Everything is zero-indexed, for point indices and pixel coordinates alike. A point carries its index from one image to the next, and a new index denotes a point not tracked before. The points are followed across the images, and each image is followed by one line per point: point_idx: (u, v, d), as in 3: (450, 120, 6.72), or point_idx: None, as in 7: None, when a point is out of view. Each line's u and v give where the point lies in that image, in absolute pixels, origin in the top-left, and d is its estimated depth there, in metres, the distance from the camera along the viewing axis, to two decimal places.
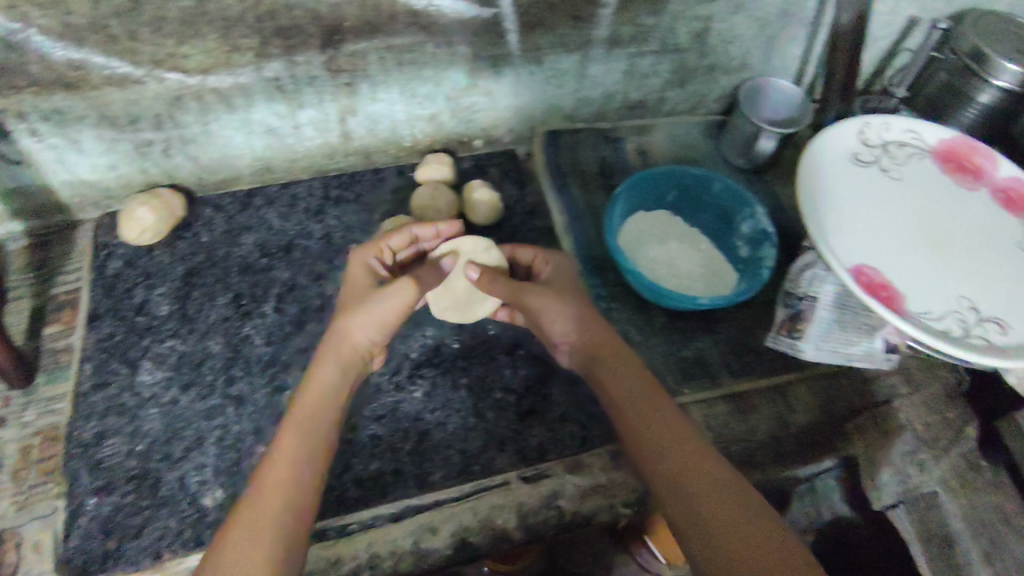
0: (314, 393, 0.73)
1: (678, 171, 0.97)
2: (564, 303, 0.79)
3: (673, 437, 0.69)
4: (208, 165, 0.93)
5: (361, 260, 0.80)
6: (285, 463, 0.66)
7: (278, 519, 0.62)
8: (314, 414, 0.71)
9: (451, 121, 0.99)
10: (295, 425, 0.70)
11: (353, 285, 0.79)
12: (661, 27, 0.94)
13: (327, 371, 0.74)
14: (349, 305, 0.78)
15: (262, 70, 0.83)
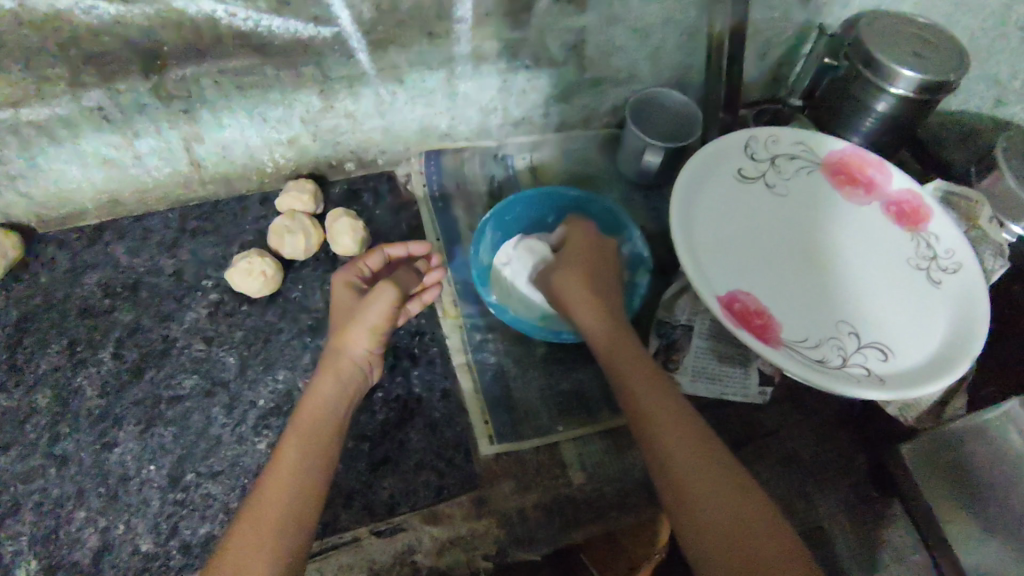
0: (312, 405, 0.67)
1: (554, 193, 0.92)
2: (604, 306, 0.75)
3: (680, 415, 0.65)
4: (46, 200, 0.87)
5: (342, 280, 0.77)
6: (282, 477, 0.60)
7: (277, 535, 0.56)
8: (315, 424, 0.65)
9: (314, 144, 0.93)
10: (293, 436, 0.64)
11: (337, 303, 0.76)
12: (529, 41, 0.89)
13: (325, 385, 0.69)
14: (337, 321, 0.74)
15: (81, 100, 0.76)
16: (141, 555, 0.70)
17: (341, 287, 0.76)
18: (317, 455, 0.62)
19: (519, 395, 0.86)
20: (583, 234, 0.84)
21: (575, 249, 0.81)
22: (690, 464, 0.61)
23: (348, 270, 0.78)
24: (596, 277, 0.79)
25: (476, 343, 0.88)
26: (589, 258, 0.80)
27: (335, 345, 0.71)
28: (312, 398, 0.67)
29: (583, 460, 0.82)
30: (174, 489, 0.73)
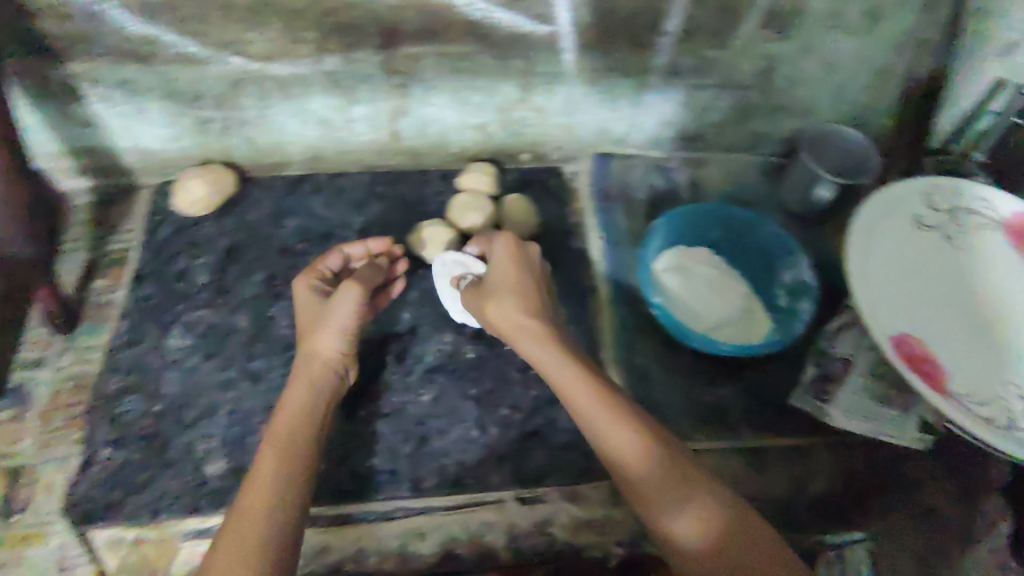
0: (290, 414, 0.68)
1: (726, 211, 0.95)
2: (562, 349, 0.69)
3: (670, 458, 0.62)
4: (263, 148, 0.97)
5: (304, 282, 0.80)
6: (266, 483, 0.60)
7: (268, 542, 0.56)
8: (292, 430, 0.66)
9: (501, 132, 0.99)
10: (271, 445, 0.64)
11: (304, 307, 0.79)
12: (724, 61, 0.92)
13: (298, 388, 0.71)
14: (309, 322, 0.77)
15: (320, 64, 0.85)
16: (314, 473, 0.77)
17: (308, 292, 0.79)
18: (290, 467, 0.62)
19: (660, 398, 0.89)
20: (520, 251, 0.77)
21: (499, 270, 0.76)
22: (681, 513, 0.59)
23: (315, 274, 0.82)
24: (534, 301, 0.74)
25: (626, 341, 0.92)
26: (529, 274, 0.76)
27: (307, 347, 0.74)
28: (289, 410, 0.68)
29: (723, 473, 0.85)
30: (346, 422, 0.81)
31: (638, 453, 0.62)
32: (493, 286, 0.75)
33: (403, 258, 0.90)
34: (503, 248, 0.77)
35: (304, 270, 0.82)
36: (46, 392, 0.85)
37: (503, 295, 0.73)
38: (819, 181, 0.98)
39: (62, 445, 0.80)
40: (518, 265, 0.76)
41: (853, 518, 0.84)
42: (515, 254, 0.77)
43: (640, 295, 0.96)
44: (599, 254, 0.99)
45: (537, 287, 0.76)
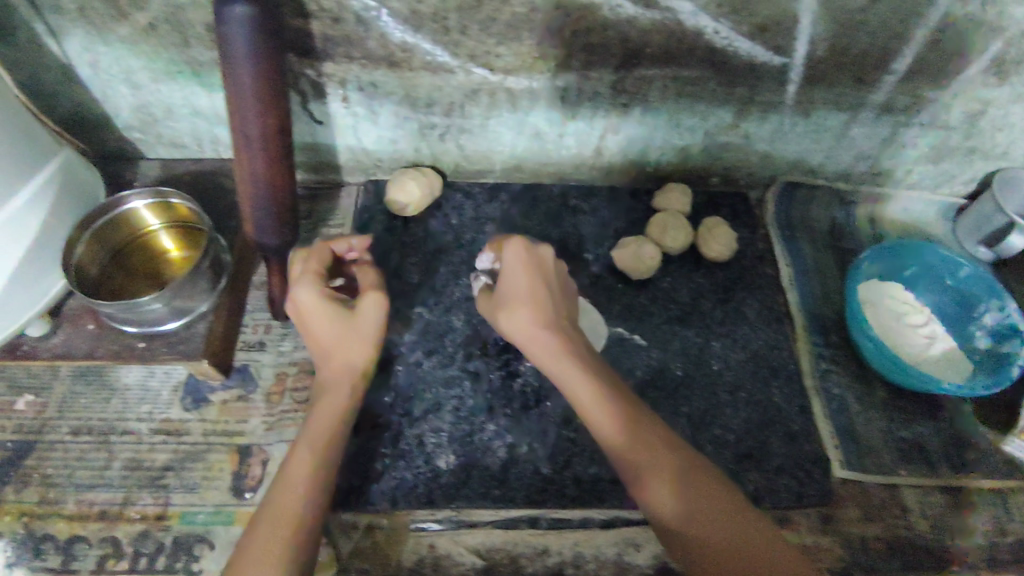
0: (324, 414, 0.71)
1: (927, 249, 0.97)
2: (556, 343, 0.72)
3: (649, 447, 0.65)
4: (472, 154, 1.01)
5: (310, 282, 0.74)
6: (297, 480, 0.65)
7: (290, 545, 0.60)
8: (322, 431, 0.69)
9: (700, 154, 1.01)
10: (303, 444, 0.68)
11: (312, 317, 0.74)
12: (937, 102, 0.93)
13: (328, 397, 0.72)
14: (327, 336, 0.74)
15: (556, 79, 0.88)
16: (541, 476, 0.79)
17: (319, 297, 0.74)
18: (318, 472, 0.66)
19: (863, 430, 0.88)
20: (526, 259, 0.76)
21: (516, 283, 0.75)
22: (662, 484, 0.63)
23: (315, 271, 0.76)
24: (538, 309, 0.74)
25: (822, 369, 0.92)
26: (542, 282, 0.76)
27: (335, 357, 0.74)
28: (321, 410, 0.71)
29: (924, 508, 0.84)
30: (566, 428, 0.82)
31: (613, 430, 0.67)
32: (504, 296, 0.76)
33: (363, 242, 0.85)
34: (512, 254, 0.76)
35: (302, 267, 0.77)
36: (269, 375, 0.88)
37: (519, 302, 0.74)
38: (993, 247, 1.05)
39: (290, 428, 0.84)
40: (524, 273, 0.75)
41: None
42: (527, 261, 0.76)
43: (833, 325, 0.96)
44: (790, 280, 0.99)
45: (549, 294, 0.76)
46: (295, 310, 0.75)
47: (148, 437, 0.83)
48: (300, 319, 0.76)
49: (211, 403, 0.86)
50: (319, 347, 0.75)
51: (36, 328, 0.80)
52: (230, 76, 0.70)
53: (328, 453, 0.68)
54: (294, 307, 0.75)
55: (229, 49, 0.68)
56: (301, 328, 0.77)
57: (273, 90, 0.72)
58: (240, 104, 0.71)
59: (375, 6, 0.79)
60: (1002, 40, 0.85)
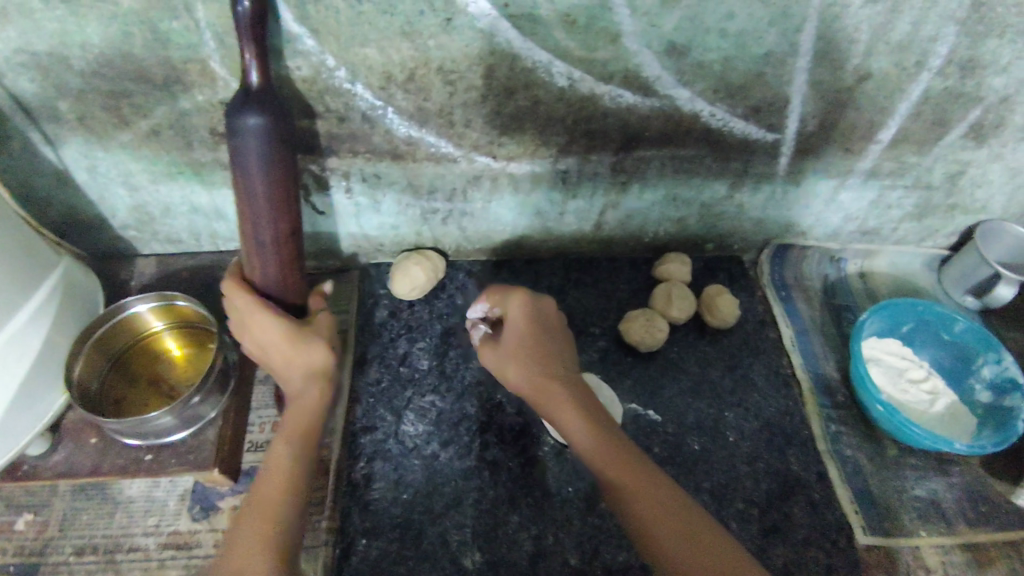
0: (298, 411, 0.71)
1: (922, 304, 0.99)
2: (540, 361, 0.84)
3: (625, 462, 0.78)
4: (473, 235, 1.01)
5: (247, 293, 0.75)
6: (282, 472, 0.66)
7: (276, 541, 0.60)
8: (300, 426, 0.70)
9: (696, 224, 1.04)
10: (282, 438, 0.69)
11: (257, 326, 0.74)
12: (920, 165, 0.97)
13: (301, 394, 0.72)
14: (276, 348, 0.73)
15: (557, 164, 0.90)
16: (570, 568, 0.78)
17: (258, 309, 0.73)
18: (298, 467, 0.67)
19: (879, 491, 0.89)
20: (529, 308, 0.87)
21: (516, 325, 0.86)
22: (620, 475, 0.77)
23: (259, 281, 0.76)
24: (525, 350, 0.85)
25: (833, 432, 0.93)
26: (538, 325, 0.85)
27: (290, 366, 0.73)
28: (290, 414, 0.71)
29: (947, 569, 0.85)
30: (590, 515, 0.82)
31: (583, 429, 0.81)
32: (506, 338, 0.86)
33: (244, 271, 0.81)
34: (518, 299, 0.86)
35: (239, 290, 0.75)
36: None
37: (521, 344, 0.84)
38: (979, 297, 1.08)
39: None
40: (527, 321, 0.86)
41: None
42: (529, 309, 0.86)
43: (837, 386, 0.98)
44: (792, 343, 1.01)
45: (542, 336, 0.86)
46: (242, 324, 0.76)
47: (158, 553, 0.81)
48: (247, 332, 0.76)
49: (221, 511, 0.84)
50: (273, 358, 0.74)
51: (37, 447, 0.78)
52: (244, 188, 0.69)
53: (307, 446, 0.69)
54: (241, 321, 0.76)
55: (241, 158, 0.66)
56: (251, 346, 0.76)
57: (286, 196, 0.71)
58: (255, 212, 0.71)
59: (381, 106, 0.80)
60: (979, 108, 0.89)
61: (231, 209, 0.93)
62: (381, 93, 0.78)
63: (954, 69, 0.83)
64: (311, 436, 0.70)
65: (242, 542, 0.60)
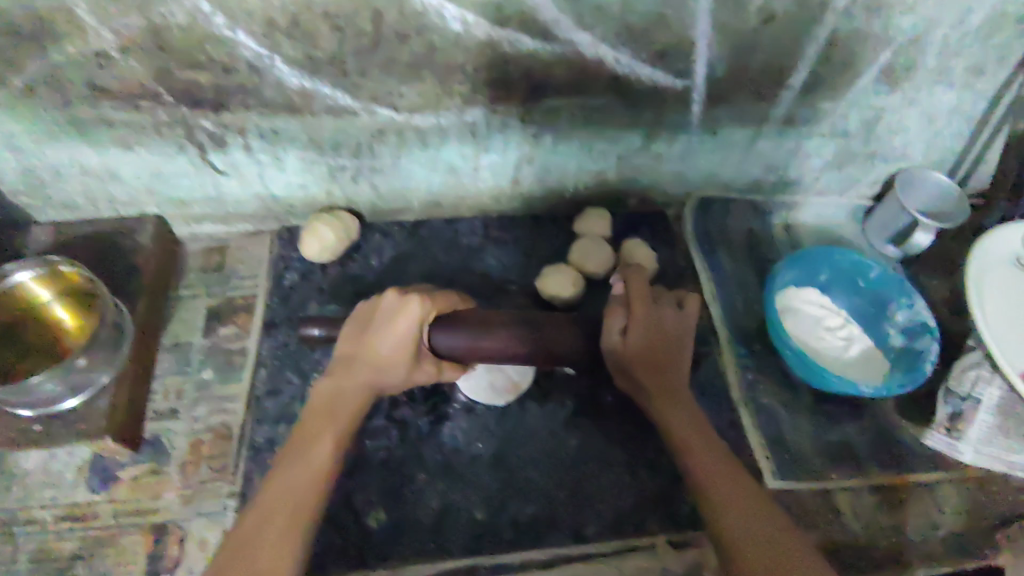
0: (329, 421, 0.74)
1: (837, 253, 1.00)
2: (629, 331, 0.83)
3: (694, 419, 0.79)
4: (386, 194, 0.99)
5: (416, 305, 0.76)
6: (302, 480, 0.69)
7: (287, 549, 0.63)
8: (315, 431, 0.74)
9: (615, 178, 1.02)
10: (313, 444, 0.72)
11: (389, 325, 0.75)
12: (835, 112, 0.96)
13: (340, 405, 0.76)
14: (390, 354, 0.76)
15: (464, 115, 0.87)
16: (475, 523, 0.78)
17: (407, 317, 0.74)
18: (311, 475, 0.70)
19: (792, 437, 0.90)
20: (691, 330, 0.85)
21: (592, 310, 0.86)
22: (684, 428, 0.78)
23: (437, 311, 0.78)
24: (660, 336, 0.82)
25: (748, 380, 0.94)
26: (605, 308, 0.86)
27: (391, 372, 0.76)
28: (314, 414, 0.75)
29: (856, 508, 0.86)
30: (499, 469, 0.82)
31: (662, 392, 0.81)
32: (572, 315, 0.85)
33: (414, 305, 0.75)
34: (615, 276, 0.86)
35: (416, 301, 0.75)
36: (183, 444, 0.84)
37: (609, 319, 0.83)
38: (899, 246, 1.08)
39: (210, 499, 0.81)
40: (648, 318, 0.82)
41: (988, 551, 0.83)
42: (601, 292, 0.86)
43: (755, 336, 0.98)
44: (711, 294, 1.02)
45: (671, 345, 0.83)
46: (368, 316, 0.78)
47: (54, 525, 0.79)
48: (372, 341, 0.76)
49: (121, 481, 0.82)
50: (370, 359, 0.76)
51: None
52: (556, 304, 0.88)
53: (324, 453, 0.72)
54: (364, 313, 0.79)
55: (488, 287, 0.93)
56: (351, 331, 0.79)
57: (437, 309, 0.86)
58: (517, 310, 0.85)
59: (266, 54, 0.76)
60: (888, 51, 0.88)
61: (124, 170, 0.89)
62: (265, 41, 0.75)
63: (858, 8, 0.81)
64: (325, 438, 0.73)
65: (263, 537, 0.64)
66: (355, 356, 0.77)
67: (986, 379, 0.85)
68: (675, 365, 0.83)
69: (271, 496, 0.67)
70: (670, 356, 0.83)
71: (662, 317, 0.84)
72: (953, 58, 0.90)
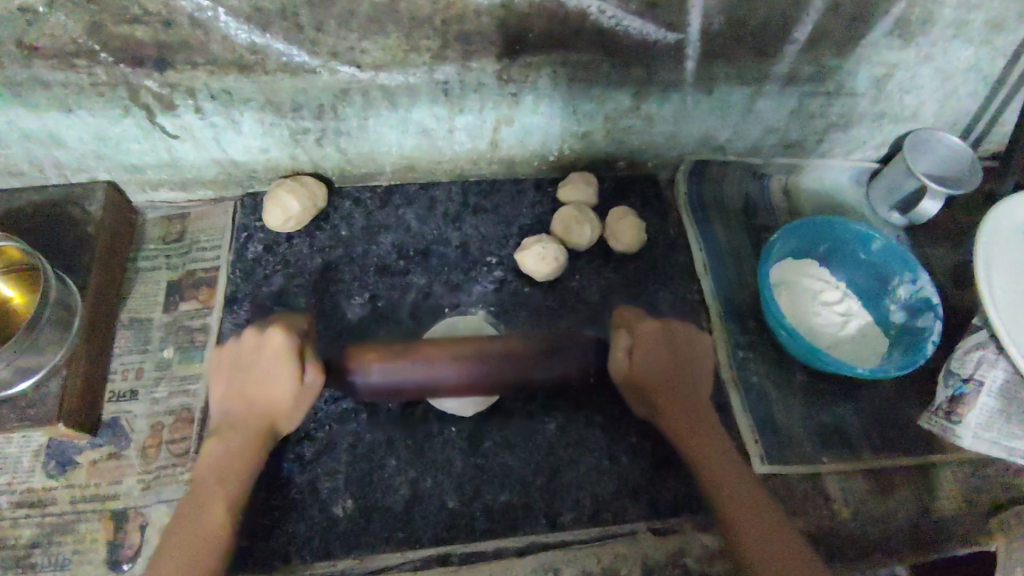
0: (222, 465, 0.69)
1: (837, 223, 0.93)
2: (665, 353, 0.77)
3: (704, 421, 0.76)
4: (355, 158, 0.92)
5: (279, 339, 0.71)
6: (190, 531, 0.65)
7: None
8: (203, 494, 0.68)
9: (603, 140, 0.95)
10: (210, 487, 0.68)
11: (270, 370, 0.71)
12: (843, 69, 0.88)
13: (221, 445, 0.70)
14: (270, 398, 0.72)
15: (434, 73, 0.79)
16: (447, 511, 0.75)
17: (286, 360, 0.70)
18: (205, 520, 0.66)
19: (783, 419, 0.86)
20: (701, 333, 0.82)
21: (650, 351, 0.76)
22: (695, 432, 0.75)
23: (308, 349, 0.73)
24: (675, 356, 0.78)
25: (738, 358, 0.89)
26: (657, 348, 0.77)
27: (278, 418, 0.72)
28: (207, 471, 0.69)
29: (846, 494, 0.82)
30: (473, 455, 0.78)
31: (686, 396, 0.77)
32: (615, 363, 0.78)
33: (270, 339, 0.71)
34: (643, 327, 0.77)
35: (285, 340, 0.71)
36: (143, 427, 0.80)
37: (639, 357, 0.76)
38: (905, 213, 1.02)
39: (170, 485, 0.77)
40: (662, 335, 0.77)
41: (979, 538, 0.80)
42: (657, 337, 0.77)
43: (748, 310, 0.93)
44: (703, 265, 0.95)
45: (686, 347, 0.80)
46: (239, 365, 0.73)
47: (10, 512, 0.76)
48: (245, 380, 0.72)
49: (79, 466, 0.78)
50: (251, 402, 0.72)
51: None
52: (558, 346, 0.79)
53: (221, 492, 0.68)
54: (234, 361, 0.73)
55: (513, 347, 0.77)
56: (223, 382, 0.73)
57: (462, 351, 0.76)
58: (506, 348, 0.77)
59: (209, 6, 0.68)
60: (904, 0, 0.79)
61: (68, 134, 0.82)
62: None
63: None
64: (223, 476, 0.69)
65: None
66: (238, 404, 0.72)
67: (989, 360, 0.80)
68: (689, 367, 0.79)
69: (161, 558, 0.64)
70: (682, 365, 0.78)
71: (675, 334, 0.79)
72: (976, 9, 0.82)
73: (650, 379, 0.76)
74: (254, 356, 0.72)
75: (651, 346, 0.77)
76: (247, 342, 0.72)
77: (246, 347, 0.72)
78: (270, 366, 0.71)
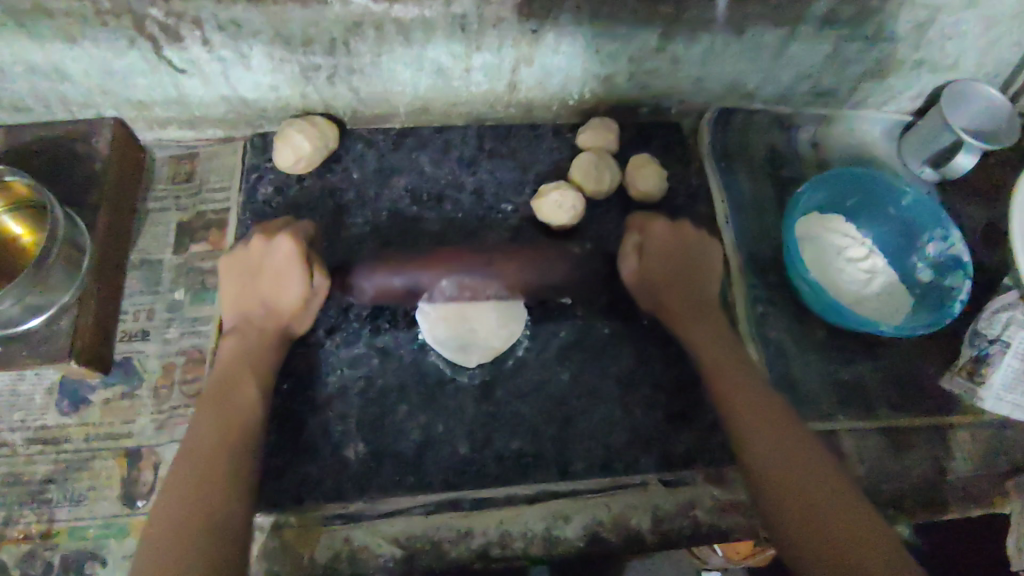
0: (237, 362, 0.72)
1: (869, 177, 0.89)
2: (682, 255, 0.80)
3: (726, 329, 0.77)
4: (367, 97, 0.89)
5: (284, 244, 0.75)
6: (210, 420, 0.66)
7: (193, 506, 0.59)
8: (224, 379, 0.70)
9: (626, 83, 0.91)
10: (236, 376, 0.70)
11: (280, 271, 0.75)
12: (884, 11, 0.83)
13: (234, 347, 0.73)
14: (285, 302, 0.75)
15: (451, 5, 0.75)
16: (459, 457, 0.75)
17: (296, 262, 0.74)
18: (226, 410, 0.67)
19: (801, 375, 0.85)
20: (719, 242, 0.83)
21: (659, 253, 0.80)
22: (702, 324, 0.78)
23: (314, 257, 0.78)
24: (687, 261, 0.80)
25: (757, 313, 0.87)
26: (672, 253, 0.80)
27: (287, 320, 0.76)
28: (228, 365, 0.71)
29: (863, 453, 0.81)
30: (485, 403, 0.78)
31: (705, 306, 0.79)
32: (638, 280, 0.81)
33: (279, 240, 0.75)
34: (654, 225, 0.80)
35: (292, 245, 0.75)
36: (155, 367, 0.80)
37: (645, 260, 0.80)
38: (937, 167, 0.97)
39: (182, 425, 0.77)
40: (677, 239, 0.80)
41: (996, 500, 0.79)
42: (669, 237, 0.80)
43: (769, 264, 0.90)
44: (723, 216, 0.92)
45: (700, 258, 0.81)
46: (251, 270, 0.76)
47: (25, 448, 0.76)
48: (256, 289, 0.75)
49: (93, 404, 0.78)
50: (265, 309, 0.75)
51: None
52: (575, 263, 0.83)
53: (240, 389, 0.70)
54: (244, 269, 0.76)
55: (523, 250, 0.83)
56: (234, 287, 0.76)
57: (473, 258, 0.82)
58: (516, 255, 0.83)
59: None
60: None
61: (72, 67, 0.80)
62: None
63: None
64: (243, 376, 0.71)
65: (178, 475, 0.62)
66: (251, 311, 0.75)
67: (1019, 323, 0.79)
68: (707, 276, 0.81)
69: (189, 441, 0.65)
70: (703, 272, 0.80)
71: (691, 244, 0.81)
72: None
73: (669, 283, 0.79)
74: (266, 258, 0.75)
75: (660, 245, 0.80)
76: (258, 249, 0.76)
77: (257, 254, 0.76)
78: (280, 272, 0.75)
